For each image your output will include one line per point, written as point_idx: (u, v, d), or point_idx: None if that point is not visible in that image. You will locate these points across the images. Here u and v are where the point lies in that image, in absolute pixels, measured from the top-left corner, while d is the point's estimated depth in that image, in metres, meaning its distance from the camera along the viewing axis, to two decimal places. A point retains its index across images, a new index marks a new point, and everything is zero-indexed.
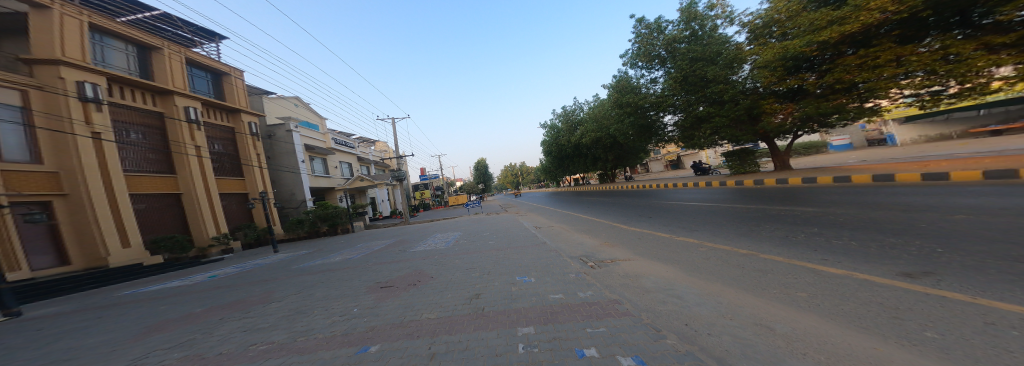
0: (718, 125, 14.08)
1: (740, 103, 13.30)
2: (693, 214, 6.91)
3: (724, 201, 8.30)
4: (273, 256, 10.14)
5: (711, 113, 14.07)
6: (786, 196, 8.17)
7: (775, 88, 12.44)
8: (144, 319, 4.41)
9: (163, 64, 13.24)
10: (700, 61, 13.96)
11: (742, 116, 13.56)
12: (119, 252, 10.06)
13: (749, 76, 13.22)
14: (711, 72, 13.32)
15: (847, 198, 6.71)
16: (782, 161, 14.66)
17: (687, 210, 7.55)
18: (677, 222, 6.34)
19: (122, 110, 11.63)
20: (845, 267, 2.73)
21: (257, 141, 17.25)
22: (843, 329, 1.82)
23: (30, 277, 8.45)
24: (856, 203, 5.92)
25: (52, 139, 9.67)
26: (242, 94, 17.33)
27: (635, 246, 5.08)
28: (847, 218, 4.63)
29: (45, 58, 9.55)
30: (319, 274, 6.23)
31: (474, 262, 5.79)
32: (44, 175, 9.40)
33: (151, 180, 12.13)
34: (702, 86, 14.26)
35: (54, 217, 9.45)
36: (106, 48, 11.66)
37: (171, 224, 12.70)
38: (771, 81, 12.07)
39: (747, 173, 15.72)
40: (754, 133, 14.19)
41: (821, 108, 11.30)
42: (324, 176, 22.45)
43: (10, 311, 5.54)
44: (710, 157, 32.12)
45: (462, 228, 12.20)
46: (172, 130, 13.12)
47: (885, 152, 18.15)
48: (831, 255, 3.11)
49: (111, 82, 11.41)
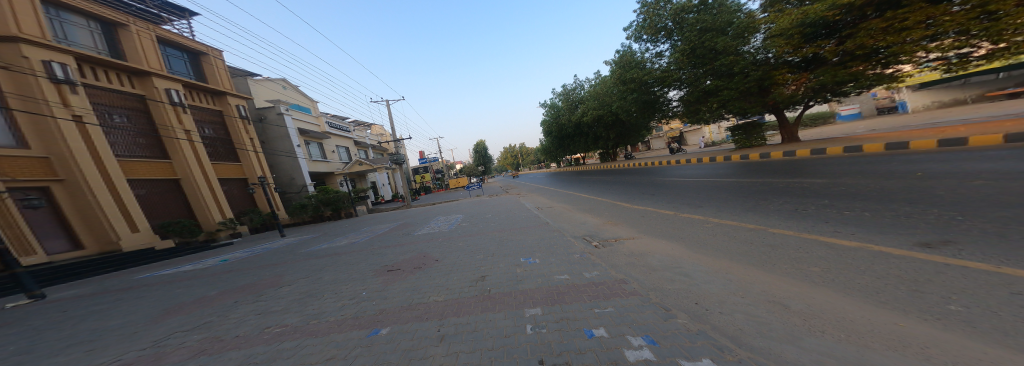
0: (725, 99, 13.45)
1: (751, 74, 12.48)
2: (698, 189, 6.83)
3: (729, 176, 8.20)
4: (278, 240, 10.24)
5: (719, 87, 13.31)
6: (793, 168, 8.05)
7: (789, 58, 11.78)
8: (153, 304, 4.46)
9: (132, 42, 12.45)
10: (709, 32, 13.02)
11: (752, 89, 12.84)
12: (129, 236, 10.09)
13: (761, 47, 12.19)
14: (721, 43, 12.48)
15: (857, 168, 6.59)
16: (789, 134, 14.31)
17: (691, 186, 7.47)
18: (680, 199, 6.28)
19: (100, 93, 11.08)
20: (859, 238, 2.67)
21: (247, 124, 16.82)
22: (859, 304, 1.77)
23: (46, 261, 8.51)
24: (865, 173, 5.83)
25: (33, 124, 9.28)
26: (224, 75, 16.61)
27: (638, 224, 5.06)
28: (859, 189, 4.54)
29: (2, 34, 8.87)
30: (324, 258, 6.25)
31: (477, 244, 5.82)
32: (36, 160, 9.12)
33: (146, 166, 11.88)
34: (710, 59, 13.38)
35: (55, 204, 9.34)
36: (66, 24, 10.87)
37: (176, 211, 12.65)
38: (787, 51, 11.38)
39: (753, 147, 15.38)
40: (763, 105, 13.40)
41: (837, 76, 10.75)
42: (322, 161, 22.16)
43: (33, 294, 5.54)
44: (714, 132, 31.57)
45: (464, 210, 12.23)
46: (157, 113, 12.64)
47: (895, 120, 17.77)
48: (843, 227, 3.04)
49: (81, 62, 10.73)
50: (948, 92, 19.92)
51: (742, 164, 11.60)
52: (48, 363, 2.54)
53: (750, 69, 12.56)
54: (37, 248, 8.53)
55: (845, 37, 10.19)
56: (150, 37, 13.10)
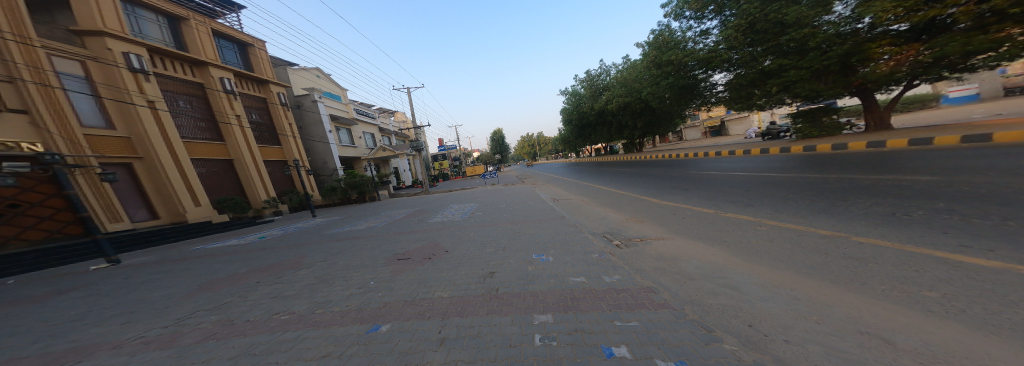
0: (789, 81, 10.99)
1: (835, 49, 9.68)
2: (744, 185, 5.95)
3: (783, 170, 7.06)
4: (311, 220, 10.86)
5: (783, 66, 10.75)
6: (875, 159, 6.64)
7: (893, 24, 8.79)
8: (192, 273, 4.79)
9: (194, 36, 13.19)
10: (774, 2, 10.24)
11: (832, 67, 10.08)
12: (194, 209, 10.99)
13: (852, 14, 9.13)
14: (791, 14, 9.67)
15: (976, 158, 5.18)
16: (880, 118, 11.50)
17: (735, 181, 6.54)
18: (722, 194, 5.49)
19: (168, 81, 11.89)
20: (1005, 259, 1.90)
21: (288, 111, 17.64)
22: (1012, 347, 1.19)
23: (130, 228, 9.38)
24: (992, 164, 4.52)
25: (117, 108, 10.11)
26: (268, 66, 17.38)
27: (671, 223, 4.46)
28: (991, 183, 3.42)
29: (90, 29, 9.68)
30: (345, 241, 6.35)
31: (490, 235, 5.60)
32: (119, 140, 9.96)
33: (205, 147, 12.76)
34: (775, 34, 10.62)
35: (137, 179, 10.20)
36: (140, 20, 11.63)
37: (230, 189, 13.58)
38: (893, 16, 8.40)
39: (820, 137, 12.83)
40: (845, 85, 10.68)
41: (971, 45, 7.71)
42: (350, 147, 23.23)
43: (111, 259, 6.12)
44: (764, 120, 27.98)
45: (481, 199, 12.08)
46: (214, 100, 13.46)
47: (1020, 104, 14.18)
48: (975, 240, 2.20)
49: (152, 53, 11.53)
50: None
51: (803, 156, 9.85)
52: (87, 324, 2.70)
53: (832, 45, 9.76)
54: (122, 214, 9.36)
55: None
56: (206, 31, 13.79)
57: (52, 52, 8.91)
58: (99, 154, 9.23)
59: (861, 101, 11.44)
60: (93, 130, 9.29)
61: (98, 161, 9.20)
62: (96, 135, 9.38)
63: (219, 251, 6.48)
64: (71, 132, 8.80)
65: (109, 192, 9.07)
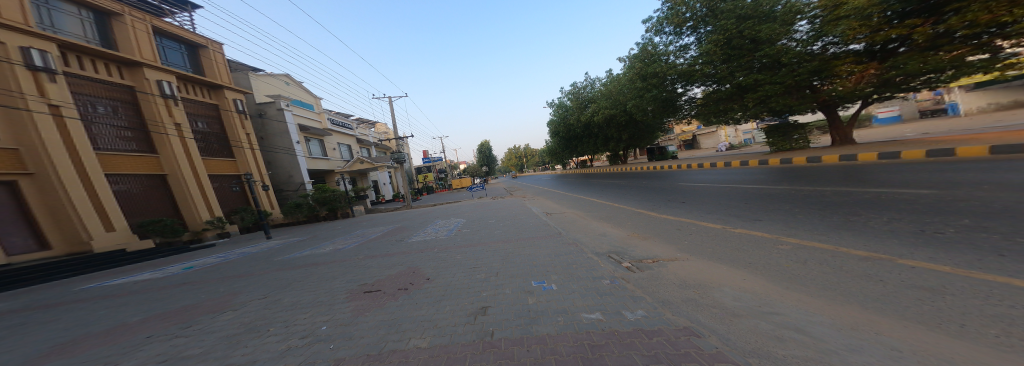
0: (765, 96, 11.53)
1: (804, 66, 10.48)
2: (741, 198, 5.78)
3: (773, 183, 7.08)
4: (264, 243, 9.36)
5: (759, 80, 11.35)
6: (854, 172, 6.84)
7: (855, 44, 9.85)
8: (58, 322, 3.50)
9: (126, 32, 11.20)
10: (750, 20, 11.13)
11: (802, 82, 10.84)
12: (103, 236, 8.99)
13: (817, 33, 10.15)
14: (765, 32, 10.43)
15: (950, 172, 5.36)
16: (844, 134, 12.36)
17: (730, 194, 6.41)
18: (724, 208, 5.26)
19: (83, 82, 9.88)
20: None
21: (244, 119, 15.74)
22: None
23: (3, 263, 7.47)
24: (973, 179, 4.61)
25: (5, 113, 8.13)
26: (223, 69, 15.53)
27: (681, 241, 4.03)
28: (994, 199, 3.34)
29: None
30: (299, 269, 5.25)
31: (479, 258, 4.90)
32: (3, 153, 7.96)
33: (129, 160, 10.70)
34: (748, 51, 11.44)
35: (21, 201, 8.23)
36: (53, 11, 9.75)
37: (161, 209, 11.50)
38: (860, 34, 9.30)
39: (793, 150, 13.59)
40: (816, 100, 11.51)
41: (928, 64, 8.64)
42: (321, 158, 21.43)
43: None
44: (730, 136, 30.19)
45: (467, 214, 11.26)
46: (147, 107, 11.45)
47: (942, 124, 16.35)
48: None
49: (64, 49, 9.53)
50: (1008, 92, 17.78)
51: (781, 168, 10.34)
52: None
53: (804, 61, 10.54)
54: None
55: (950, 12, 8.05)
56: (145, 29, 11.78)
57: None
58: None
59: (827, 117, 12.33)
60: None
61: None
62: None
63: (125, 289, 5.07)
64: None
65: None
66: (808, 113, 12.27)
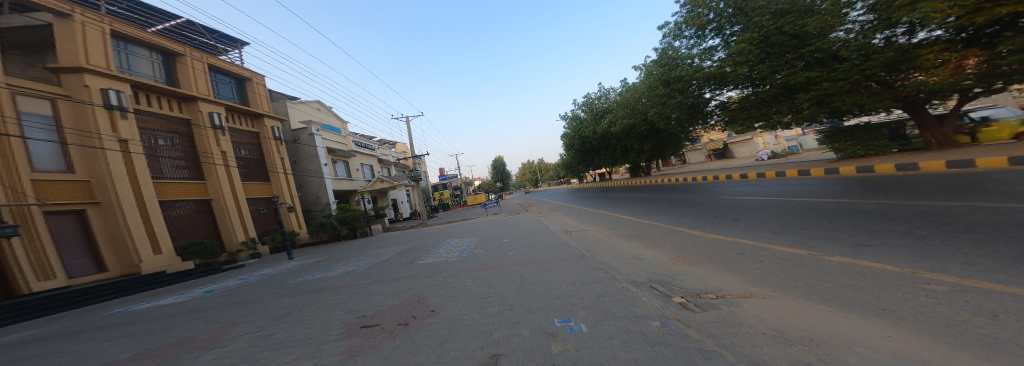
0: (822, 95, 10.15)
1: (875, 58, 9.13)
2: (813, 212, 4.69)
3: (850, 193, 5.82)
4: (286, 264, 9.45)
5: (812, 77, 10.01)
6: (965, 180, 5.41)
7: (940, 28, 8.36)
8: (57, 354, 3.32)
9: (186, 70, 12.82)
10: (789, 14, 10.06)
11: (866, 77, 9.42)
12: (151, 258, 9.59)
13: (878, 19, 8.88)
14: (814, 24, 9.28)
15: None
16: (944, 136, 10.49)
17: (795, 207, 5.30)
18: (793, 226, 4.22)
19: (149, 117, 11.14)
20: None
21: (281, 145, 17.00)
22: None
23: (66, 285, 8.04)
24: None
25: (83, 150, 9.17)
26: (265, 100, 17.14)
27: (749, 271, 3.11)
28: None
29: (69, 65, 9.04)
30: (306, 295, 4.95)
31: (491, 285, 4.31)
32: (77, 184, 8.90)
33: (180, 186, 11.67)
34: (791, 46, 10.29)
35: (88, 228, 9.02)
36: (131, 55, 11.28)
37: (204, 231, 12.30)
38: (952, 19, 7.84)
39: (865, 156, 11.68)
40: (895, 98, 9.82)
41: None
42: (347, 179, 22.50)
43: None
44: (768, 143, 27.56)
45: (482, 232, 10.75)
46: (199, 138, 12.65)
47: None
48: None
49: (137, 89, 10.94)
50: None
51: (850, 178, 8.81)
52: None
53: (873, 53, 9.22)
54: (59, 270, 8.09)
55: None
56: (201, 66, 13.46)
57: (21, 93, 8.17)
58: (44, 202, 8.05)
59: (910, 116, 10.72)
60: (45, 175, 8.22)
61: (41, 209, 7.99)
62: (48, 180, 8.31)
63: (139, 315, 4.96)
64: (16, 179, 7.69)
65: (43, 234, 7.89)
66: (884, 112, 10.58)
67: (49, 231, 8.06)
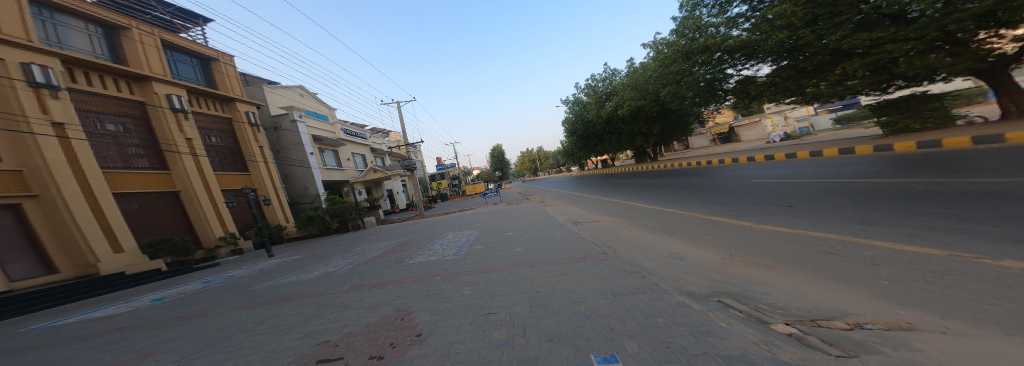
0: (879, 61, 8.69)
1: (960, 10, 7.39)
2: (900, 196, 3.77)
3: (930, 171, 4.86)
4: (262, 262, 8.49)
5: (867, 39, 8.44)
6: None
7: None
8: None
9: (134, 45, 11.30)
10: None
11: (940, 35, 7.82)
12: (110, 257, 8.54)
13: None
14: None
15: None
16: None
17: (870, 190, 4.35)
18: (884, 216, 3.29)
19: (91, 98, 9.78)
20: None
21: (257, 132, 15.69)
22: None
23: (6, 290, 6.98)
24: None
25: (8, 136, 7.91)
26: (235, 83, 15.66)
27: (869, 280, 2.17)
28: None
29: None
30: (264, 307, 3.96)
31: (495, 296, 3.38)
32: (5, 175, 7.66)
33: (139, 177, 10.47)
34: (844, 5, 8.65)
35: (27, 226, 7.89)
36: (60, 26, 9.79)
37: (174, 227, 11.23)
38: None
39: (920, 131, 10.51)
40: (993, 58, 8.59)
41: None
42: (336, 169, 21.28)
43: None
44: (776, 124, 26.71)
45: (482, 224, 9.83)
46: (157, 123, 11.36)
47: None
48: None
49: (70, 65, 9.46)
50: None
51: (900, 156, 7.94)
52: None
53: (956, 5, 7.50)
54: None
55: None
56: (153, 42, 11.92)
57: None
58: None
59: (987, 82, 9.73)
60: None
61: None
62: None
63: (48, 335, 3.88)
64: None
65: None
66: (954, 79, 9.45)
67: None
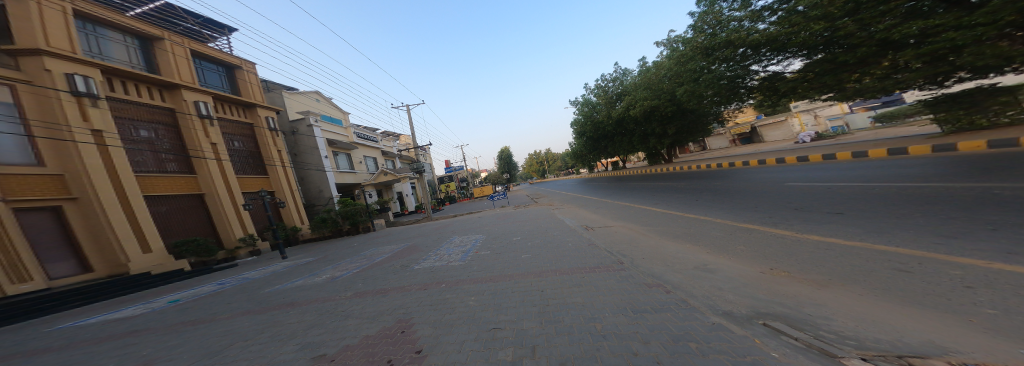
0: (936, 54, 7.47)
1: None
2: (978, 205, 3.22)
3: (1005, 175, 4.21)
4: (276, 264, 8.62)
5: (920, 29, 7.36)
6: None
7: None
8: None
9: (166, 56, 12.00)
10: None
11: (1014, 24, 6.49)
12: (140, 257, 8.95)
13: None
14: None
15: None
16: None
17: (937, 197, 3.77)
18: (965, 229, 2.77)
19: (127, 106, 10.41)
20: None
21: (276, 137, 16.29)
22: None
23: (45, 288, 7.40)
24: None
25: (54, 144, 8.49)
26: (257, 90, 16.37)
27: (967, 310, 1.75)
28: None
29: (26, 47, 8.20)
30: (269, 314, 3.87)
31: (501, 309, 3.11)
32: (48, 179, 8.19)
33: (168, 181, 11.00)
34: None
35: (66, 227, 8.39)
36: (101, 39, 10.52)
37: (198, 228, 11.70)
38: None
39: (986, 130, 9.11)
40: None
41: None
42: (350, 172, 21.80)
43: None
44: (806, 124, 25.00)
45: (490, 228, 9.61)
46: (185, 129, 11.96)
47: None
48: None
49: (109, 75, 10.11)
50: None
51: (955, 157, 7.09)
52: None
53: None
54: (37, 271, 7.48)
55: None
56: (182, 51, 12.63)
57: None
58: (11, 198, 7.41)
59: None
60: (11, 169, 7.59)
61: (7, 205, 7.35)
62: (15, 175, 7.65)
63: (66, 336, 3.93)
64: None
65: (15, 234, 7.29)
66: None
67: (19, 229, 7.40)
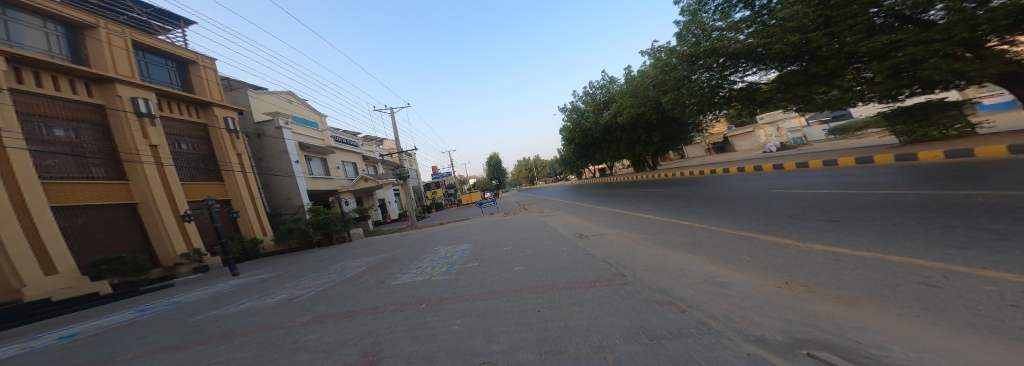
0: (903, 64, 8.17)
1: None
2: (971, 214, 3.22)
3: (981, 184, 4.37)
4: (221, 283, 7.43)
5: (895, 41, 8.04)
6: None
7: None
8: None
9: (99, 45, 10.39)
10: None
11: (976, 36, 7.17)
12: (40, 279, 7.34)
13: None
14: None
15: None
16: None
17: (925, 205, 3.81)
18: (973, 239, 2.70)
19: (39, 101, 8.75)
20: None
21: (236, 138, 14.72)
22: None
23: None
24: None
25: None
26: (215, 87, 14.80)
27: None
28: None
29: None
30: (192, 350, 3.04)
31: (490, 335, 2.62)
32: None
33: (91, 188, 9.32)
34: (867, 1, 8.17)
35: None
36: (12, 23, 8.87)
37: (127, 242, 10.01)
38: None
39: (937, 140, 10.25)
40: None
41: None
42: (324, 178, 20.21)
43: None
44: (770, 135, 26.97)
45: (478, 237, 9.03)
46: (117, 128, 10.34)
47: None
48: None
49: (18, 64, 8.45)
50: None
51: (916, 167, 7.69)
52: None
53: None
54: None
55: None
56: (122, 43, 11.05)
57: None
58: None
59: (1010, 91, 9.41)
60: None
61: None
62: None
63: None
64: None
65: None
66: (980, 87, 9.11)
67: None
